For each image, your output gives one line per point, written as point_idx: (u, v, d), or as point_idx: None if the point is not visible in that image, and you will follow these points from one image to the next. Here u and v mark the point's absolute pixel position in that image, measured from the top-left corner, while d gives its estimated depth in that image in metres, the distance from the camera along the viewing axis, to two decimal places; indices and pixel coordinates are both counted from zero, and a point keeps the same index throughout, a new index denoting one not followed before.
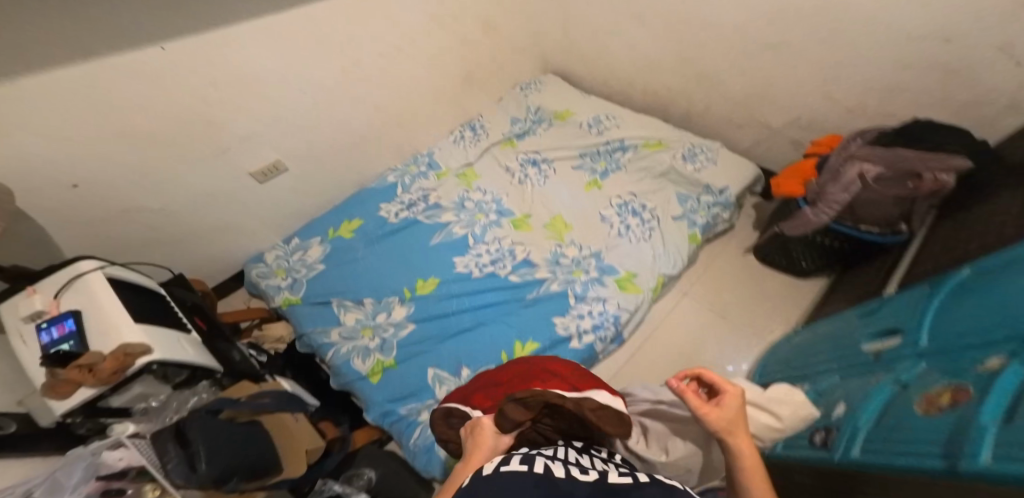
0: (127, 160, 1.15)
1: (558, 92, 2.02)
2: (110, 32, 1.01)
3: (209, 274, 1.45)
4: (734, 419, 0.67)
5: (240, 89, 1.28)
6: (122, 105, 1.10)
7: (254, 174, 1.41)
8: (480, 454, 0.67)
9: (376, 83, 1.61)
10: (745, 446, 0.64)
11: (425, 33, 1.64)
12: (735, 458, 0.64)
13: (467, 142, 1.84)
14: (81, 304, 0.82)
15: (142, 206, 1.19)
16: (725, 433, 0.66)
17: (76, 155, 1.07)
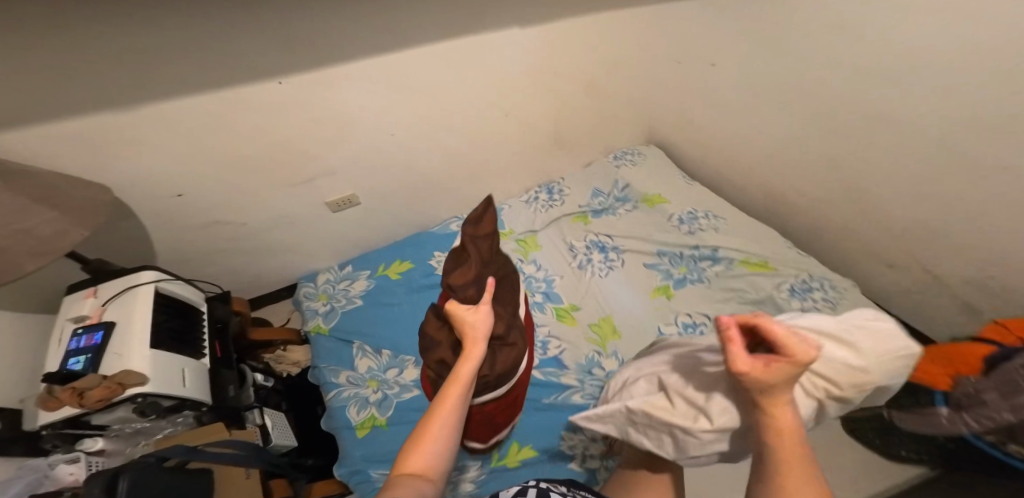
0: (223, 177, 1.28)
1: (655, 171, 1.94)
2: (242, 65, 1.13)
3: (266, 282, 1.60)
4: (774, 422, 0.61)
5: (337, 127, 1.37)
6: (232, 130, 1.22)
7: (329, 204, 1.51)
8: (468, 364, 0.79)
9: (463, 135, 1.63)
10: (786, 423, 0.61)
11: (518, 91, 1.64)
12: (764, 441, 0.62)
13: (541, 204, 1.84)
14: (120, 313, 0.93)
15: (222, 219, 1.34)
16: (776, 433, 0.61)
17: (182, 167, 1.22)
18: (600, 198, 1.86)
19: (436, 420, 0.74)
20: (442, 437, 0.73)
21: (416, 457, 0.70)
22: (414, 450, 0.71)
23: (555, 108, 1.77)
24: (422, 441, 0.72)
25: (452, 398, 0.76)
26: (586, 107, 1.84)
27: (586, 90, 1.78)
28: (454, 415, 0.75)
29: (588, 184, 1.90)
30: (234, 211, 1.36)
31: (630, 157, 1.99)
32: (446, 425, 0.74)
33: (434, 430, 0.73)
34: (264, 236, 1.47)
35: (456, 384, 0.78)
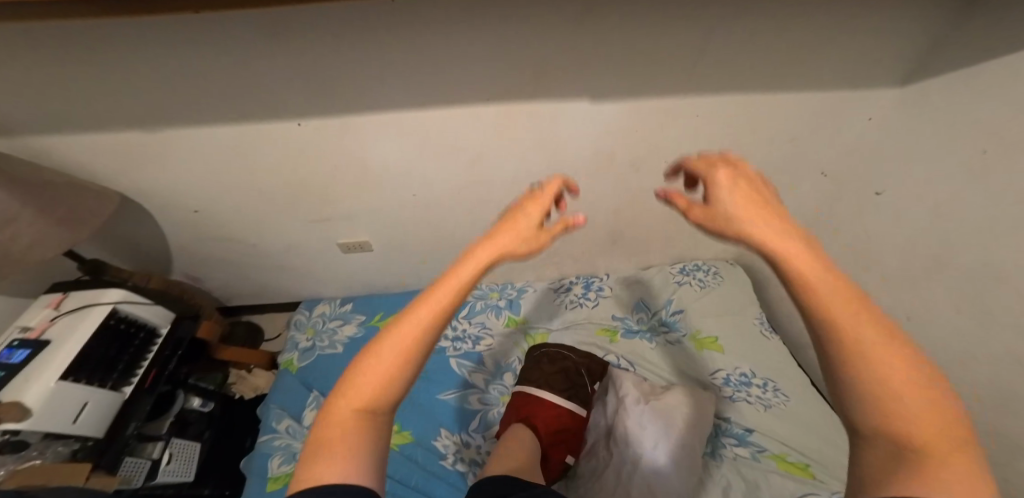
0: (237, 206, 1.19)
1: (724, 306, 1.61)
2: (264, 103, 0.94)
3: (274, 293, 1.66)
4: (795, 274, 0.48)
5: (366, 182, 1.17)
6: (248, 166, 1.08)
7: (339, 245, 1.40)
8: (450, 292, 0.55)
9: None
10: (853, 326, 0.44)
11: (596, 179, 1.29)
12: (821, 338, 0.46)
13: (569, 301, 1.69)
14: (60, 333, 1.11)
15: (234, 238, 1.33)
16: (796, 276, 0.48)
17: (198, 192, 1.14)
18: (642, 314, 1.64)
19: (373, 366, 0.52)
20: (375, 380, 0.52)
21: (360, 385, 0.52)
22: (356, 383, 0.52)
23: (633, 205, 1.42)
24: (357, 389, 0.52)
25: (411, 336, 0.53)
26: (668, 207, 1.45)
27: None
28: (412, 359, 0.53)
29: (636, 292, 1.70)
30: (250, 232, 1.30)
31: (704, 275, 1.69)
32: (388, 377, 0.52)
33: (381, 350, 0.53)
34: (275, 259, 1.47)
35: (407, 325, 0.53)
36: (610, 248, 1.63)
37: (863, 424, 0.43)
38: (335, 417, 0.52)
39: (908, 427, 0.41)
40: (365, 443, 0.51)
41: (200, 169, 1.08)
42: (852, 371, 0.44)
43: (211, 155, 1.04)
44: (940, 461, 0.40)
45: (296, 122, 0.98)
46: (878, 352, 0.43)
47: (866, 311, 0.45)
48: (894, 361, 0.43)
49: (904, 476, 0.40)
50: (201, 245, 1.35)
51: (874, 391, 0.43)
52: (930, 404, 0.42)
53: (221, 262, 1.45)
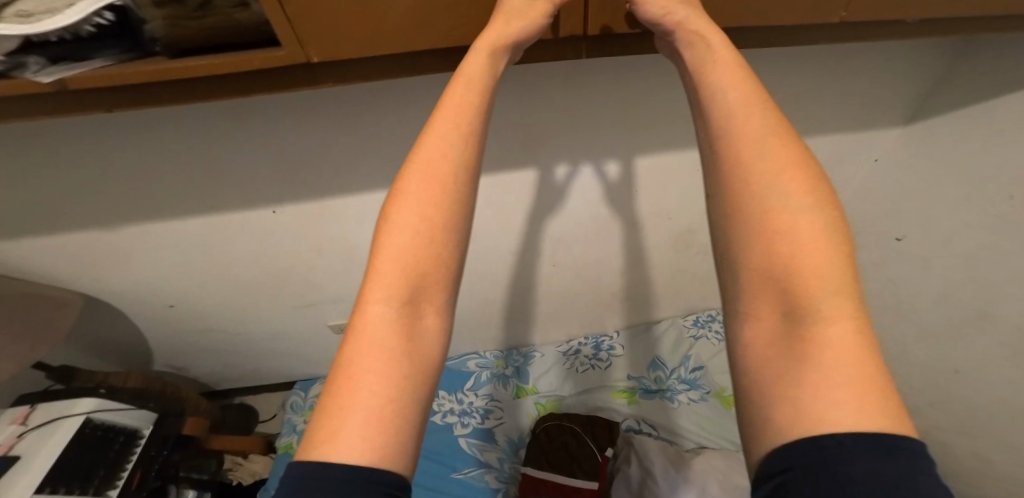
0: (216, 298, 1.11)
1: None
2: (231, 195, 0.85)
3: (265, 378, 1.55)
4: (730, 130, 0.43)
5: (350, 264, 1.09)
6: (223, 258, 1.00)
7: (331, 326, 1.31)
8: (445, 132, 0.45)
9: (516, 278, 1.29)
10: (767, 189, 0.40)
11: (596, 239, 1.21)
12: (729, 196, 0.42)
13: (580, 365, 1.56)
14: (30, 448, 1.02)
15: (217, 329, 1.23)
16: (729, 137, 0.43)
17: (173, 287, 1.06)
18: (659, 372, 1.51)
19: (396, 239, 0.42)
20: (405, 247, 0.42)
21: (384, 265, 0.41)
22: (377, 269, 0.41)
23: (640, 264, 1.33)
24: (379, 270, 0.41)
25: (433, 188, 0.43)
26: (677, 262, 1.35)
27: (681, 245, 1.28)
28: (447, 219, 0.43)
29: (649, 348, 1.55)
30: (232, 322, 1.22)
31: (720, 325, 1.56)
32: (415, 239, 0.42)
33: (395, 226, 0.42)
34: (262, 345, 1.37)
35: (420, 167, 0.44)
36: (617, 307, 1.51)
37: (756, 305, 0.40)
38: (365, 315, 0.40)
39: (820, 301, 0.35)
40: (405, 332, 0.40)
41: (170, 266, 1.00)
42: (760, 242, 0.39)
43: (182, 250, 0.97)
44: (835, 324, 0.34)
45: (270, 208, 0.89)
46: (799, 222, 0.38)
47: (800, 167, 0.40)
48: (812, 219, 0.38)
49: (795, 384, 0.34)
50: (181, 339, 1.25)
51: (777, 255, 0.38)
52: (838, 281, 0.35)
53: (204, 354, 1.35)
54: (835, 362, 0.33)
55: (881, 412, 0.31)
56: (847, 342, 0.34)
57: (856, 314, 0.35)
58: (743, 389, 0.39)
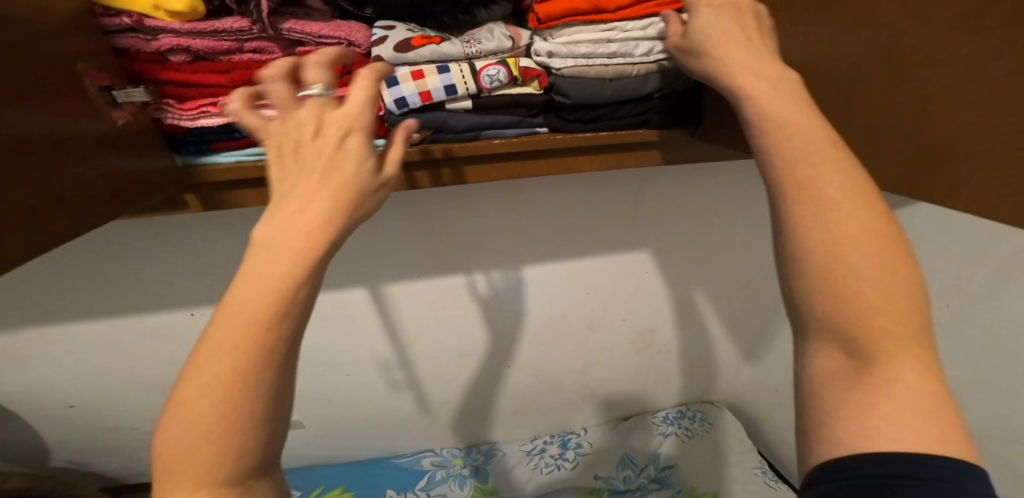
0: (123, 397, 0.97)
1: (710, 459, 1.31)
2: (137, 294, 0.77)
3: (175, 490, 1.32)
4: (780, 167, 0.34)
5: None
6: (130, 357, 0.88)
7: None
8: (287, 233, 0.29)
9: (469, 379, 1.18)
10: (877, 267, 0.32)
11: (550, 338, 1.13)
12: (836, 290, 0.33)
13: (544, 466, 1.34)
14: None
15: (125, 431, 1.06)
16: (805, 188, 0.34)
17: (74, 385, 0.93)
18: (629, 471, 1.30)
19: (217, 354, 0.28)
20: (202, 419, 0.27)
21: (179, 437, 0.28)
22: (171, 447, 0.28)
23: (598, 365, 1.25)
24: (174, 448, 0.28)
25: (242, 318, 0.28)
26: (639, 362, 1.28)
27: (639, 344, 1.22)
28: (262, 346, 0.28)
29: (618, 444, 1.36)
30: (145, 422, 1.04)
31: (689, 422, 1.40)
32: (238, 356, 0.28)
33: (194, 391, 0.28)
34: None
35: (234, 306, 0.29)
36: (584, 405, 1.36)
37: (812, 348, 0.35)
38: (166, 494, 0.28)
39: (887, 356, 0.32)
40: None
41: (67, 364, 0.88)
42: (855, 311, 0.32)
43: (84, 349, 0.85)
44: (898, 359, 0.32)
45: (185, 311, 0.80)
46: (887, 315, 0.32)
47: (893, 254, 0.33)
48: (897, 303, 0.32)
49: (862, 403, 0.32)
50: (80, 442, 1.07)
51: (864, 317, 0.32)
52: (895, 300, 0.33)
53: (102, 463, 1.14)
54: (909, 389, 0.32)
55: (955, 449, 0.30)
56: (919, 388, 0.32)
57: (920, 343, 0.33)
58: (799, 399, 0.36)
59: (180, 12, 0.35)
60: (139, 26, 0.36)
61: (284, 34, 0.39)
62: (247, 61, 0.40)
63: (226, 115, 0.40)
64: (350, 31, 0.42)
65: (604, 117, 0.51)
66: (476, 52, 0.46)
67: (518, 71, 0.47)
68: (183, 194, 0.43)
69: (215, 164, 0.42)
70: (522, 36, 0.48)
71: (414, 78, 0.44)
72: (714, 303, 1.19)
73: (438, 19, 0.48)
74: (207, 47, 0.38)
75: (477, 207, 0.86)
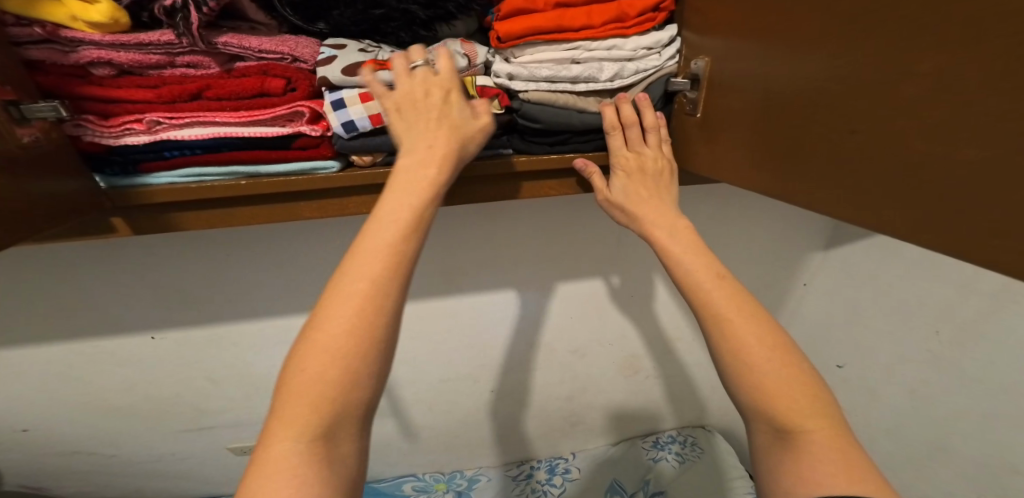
0: (80, 420, 0.92)
1: (704, 487, 1.17)
2: (92, 314, 0.73)
3: None
4: (694, 296, 0.47)
5: (249, 393, 0.92)
6: (87, 380, 0.84)
7: (232, 449, 1.04)
8: (392, 234, 0.37)
9: (451, 404, 1.12)
10: (764, 361, 0.44)
11: (537, 363, 1.08)
12: (740, 378, 0.45)
13: (530, 492, 1.21)
14: None
15: (84, 456, 1.00)
16: (710, 312, 0.46)
17: (27, 408, 0.88)
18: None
19: (331, 329, 0.35)
20: (314, 387, 0.34)
21: (292, 403, 0.34)
22: (286, 411, 0.34)
23: (588, 392, 1.19)
24: (289, 413, 0.34)
25: (354, 301, 0.35)
26: (631, 390, 1.22)
27: (627, 371, 1.16)
28: (365, 325, 0.35)
29: (607, 469, 1.24)
30: (105, 444, 0.98)
31: (681, 448, 1.28)
32: (350, 333, 0.35)
33: (311, 362, 0.35)
34: (138, 482, 1.10)
35: (343, 294, 0.36)
36: (573, 432, 1.28)
37: (751, 421, 0.45)
38: (269, 458, 0.34)
39: (796, 413, 0.43)
40: (324, 475, 0.34)
41: (18, 386, 0.83)
42: (756, 395, 0.44)
43: (34, 371, 0.80)
44: (814, 433, 0.42)
45: (146, 334, 0.77)
46: (789, 398, 0.43)
47: (780, 348, 0.45)
48: (790, 384, 0.44)
49: (799, 455, 0.42)
50: (37, 467, 1.01)
51: (768, 398, 0.43)
52: (787, 375, 0.44)
53: (61, 489, 1.08)
54: (825, 443, 0.41)
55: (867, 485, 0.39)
56: (830, 440, 0.41)
57: (817, 401, 0.43)
58: (754, 457, 0.46)
59: (100, 24, 0.35)
60: (55, 38, 0.36)
61: (219, 48, 0.39)
62: (178, 76, 0.40)
63: (152, 132, 0.39)
64: (295, 46, 0.42)
65: (569, 141, 0.51)
66: (427, 75, 0.44)
67: (474, 92, 0.46)
68: (108, 215, 0.42)
69: (148, 186, 0.41)
70: (476, 54, 0.47)
71: (363, 101, 0.41)
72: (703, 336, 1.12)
73: (397, 35, 0.46)
74: (132, 60, 0.38)
75: (455, 226, 0.82)
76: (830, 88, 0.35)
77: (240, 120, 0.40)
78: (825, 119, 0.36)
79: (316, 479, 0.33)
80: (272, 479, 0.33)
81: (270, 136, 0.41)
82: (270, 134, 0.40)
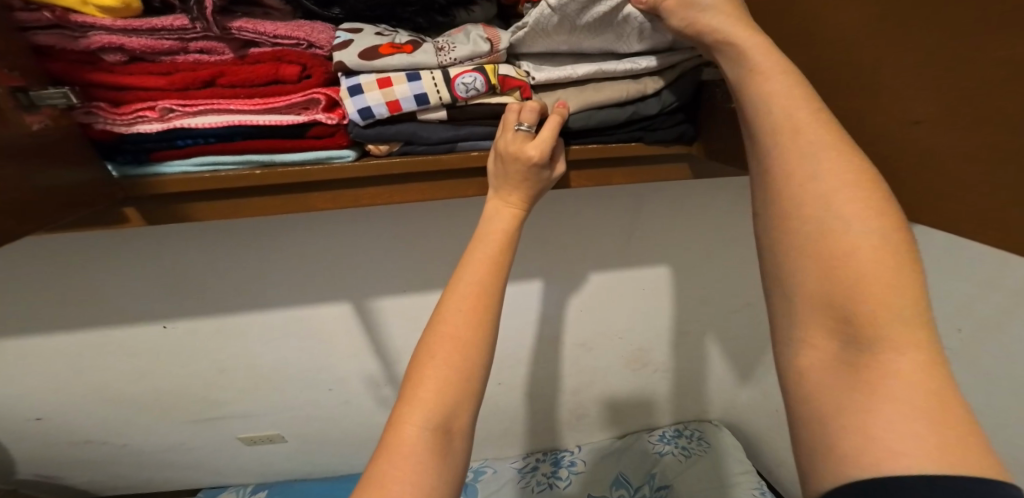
0: (93, 410, 0.93)
1: (710, 483, 1.17)
2: (103, 303, 0.73)
3: None
4: (785, 159, 0.35)
5: (258, 383, 0.91)
6: (98, 369, 0.84)
7: (242, 439, 1.04)
8: (493, 245, 0.43)
9: None
10: (869, 248, 0.32)
11: (545, 357, 1.07)
12: (819, 266, 0.33)
13: (536, 485, 1.21)
14: None
15: (98, 446, 1.01)
16: (793, 132, 0.34)
17: (39, 398, 0.88)
18: (623, 492, 1.17)
19: (453, 320, 0.40)
20: (443, 372, 0.39)
21: (420, 390, 0.39)
22: (416, 394, 0.38)
23: (596, 385, 1.18)
24: (419, 394, 0.38)
25: (472, 296, 0.41)
26: (638, 384, 1.20)
27: (636, 364, 1.15)
28: (482, 318, 0.41)
29: (612, 462, 1.24)
30: (116, 434, 0.99)
31: (687, 441, 1.27)
32: (471, 325, 0.40)
33: (438, 348, 0.40)
34: (150, 472, 1.11)
35: (460, 291, 0.42)
36: (579, 425, 1.27)
37: (801, 323, 0.35)
38: (401, 438, 0.37)
39: (885, 326, 0.31)
40: (440, 462, 0.37)
41: (30, 375, 0.83)
42: (829, 293, 0.33)
43: (44, 361, 0.80)
44: (894, 354, 0.31)
45: (158, 323, 0.77)
46: (881, 293, 0.31)
47: (893, 228, 0.32)
48: (882, 266, 0.31)
49: (870, 392, 0.31)
50: (51, 456, 1.02)
51: (857, 307, 0.32)
52: (887, 256, 0.31)
53: (77, 476, 1.09)
54: (914, 370, 0.30)
55: (963, 456, 0.28)
56: (922, 370, 0.30)
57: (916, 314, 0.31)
58: (785, 374, 0.37)
59: (113, 8, 0.34)
60: (65, 24, 0.35)
61: (233, 33, 0.38)
62: (191, 62, 0.39)
63: (164, 120, 0.39)
64: (311, 32, 0.40)
65: (595, 133, 0.50)
66: (449, 60, 0.42)
67: (496, 80, 0.43)
68: (119, 205, 0.42)
69: (160, 175, 0.40)
70: (500, 39, 0.43)
71: (380, 86, 0.40)
72: (714, 331, 1.10)
73: (413, 21, 0.45)
74: (144, 46, 0.37)
75: None
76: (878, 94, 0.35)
77: (254, 108, 0.39)
78: (875, 119, 0.36)
79: (439, 460, 0.37)
80: (397, 460, 0.36)
81: (285, 125, 0.40)
82: (284, 122, 0.40)
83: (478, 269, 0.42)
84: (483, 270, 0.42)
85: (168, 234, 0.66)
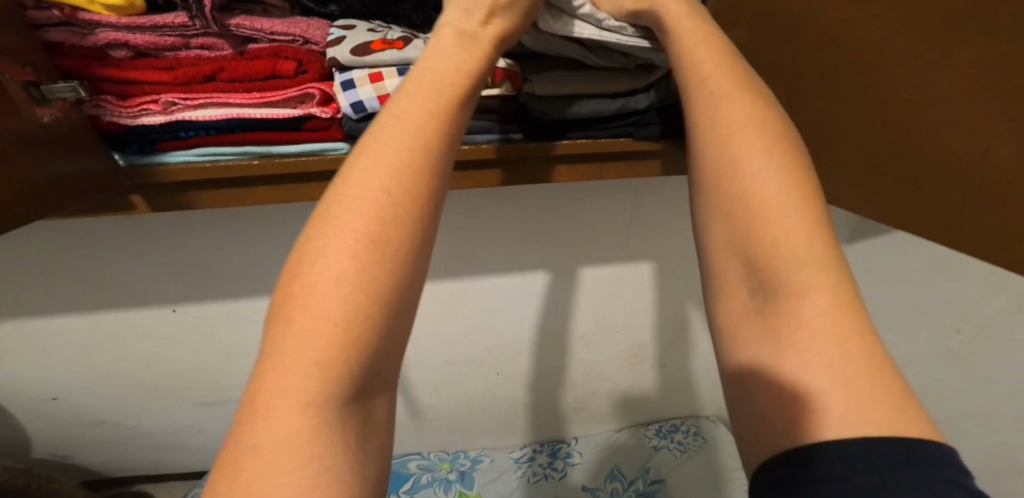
0: (105, 392, 0.96)
1: (705, 477, 1.19)
2: (116, 288, 0.76)
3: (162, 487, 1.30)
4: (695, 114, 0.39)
5: None
6: (111, 352, 0.87)
7: None
8: (436, 102, 0.32)
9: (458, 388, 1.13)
10: (767, 196, 0.34)
11: (543, 349, 1.08)
12: (730, 218, 0.36)
13: (532, 475, 1.24)
14: None
15: (111, 427, 1.05)
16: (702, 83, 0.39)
17: (55, 379, 0.92)
18: (618, 484, 1.18)
19: (364, 208, 0.28)
20: (340, 290, 0.26)
21: (304, 322, 0.25)
22: (297, 328, 0.25)
23: (594, 378, 1.19)
24: (300, 328, 0.25)
25: (398, 172, 0.29)
26: (636, 378, 1.22)
27: (633, 358, 1.16)
28: (408, 204, 0.29)
29: (608, 454, 1.26)
30: (128, 415, 1.02)
31: (683, 437, 1.28)
32: (387, 213, 0.28)
33: (336, 252, 0.27)
34: (159, 453, 1.15)
35: (380, 163, 0.29)
36: (577, 417, 1.29)
37: (719, 273, 0.38)
38: (270, 400, 0.24)
39: (787, 269, 0.32)
40: (327, 433, 0.25)
41: (46, 357, 0.87)
42: (736, 241, 0.36)
43: (59, 342, 0.84)
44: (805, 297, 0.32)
45: (168, 308, 0.80)
46: (779, 227, 0.33)
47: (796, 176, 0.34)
48: (779, 200, 0.34)
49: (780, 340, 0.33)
50: (66, 435, 1.06)
51: (769, 255, 0.33)
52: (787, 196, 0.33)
53: (90, 456, 1.13)
54: (826, 308, 0.31)
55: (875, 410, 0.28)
56: (833, 310, 0.31)
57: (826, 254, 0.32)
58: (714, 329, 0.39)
59: (118, 6, 0.36)
60: (73, 21, 0.37)
61: (232, 30, 0.40)
62: (193, 58, 0.41)
63: (168, 112, 0.41)
64: (307, 28, 0.42)
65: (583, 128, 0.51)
66: None
67: None
68: (123, 193, 0.44)
69: (165, 164, 0.43)
70: None
71: (372, 81, 0.42)
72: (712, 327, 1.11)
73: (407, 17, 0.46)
74: (148, 42, 0.39)
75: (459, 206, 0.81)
76: (847, 101, 0.39)
77: (252, 101, 0.41)
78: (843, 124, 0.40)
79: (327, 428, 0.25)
80: (263, 433, 0.24)
81: (281, 118, 0.42)
82: (282, 115, 0.42)
83: (407, 132, 0.30)
84: (417, 134, 0.30)
85: (182, 221, 0.69)
